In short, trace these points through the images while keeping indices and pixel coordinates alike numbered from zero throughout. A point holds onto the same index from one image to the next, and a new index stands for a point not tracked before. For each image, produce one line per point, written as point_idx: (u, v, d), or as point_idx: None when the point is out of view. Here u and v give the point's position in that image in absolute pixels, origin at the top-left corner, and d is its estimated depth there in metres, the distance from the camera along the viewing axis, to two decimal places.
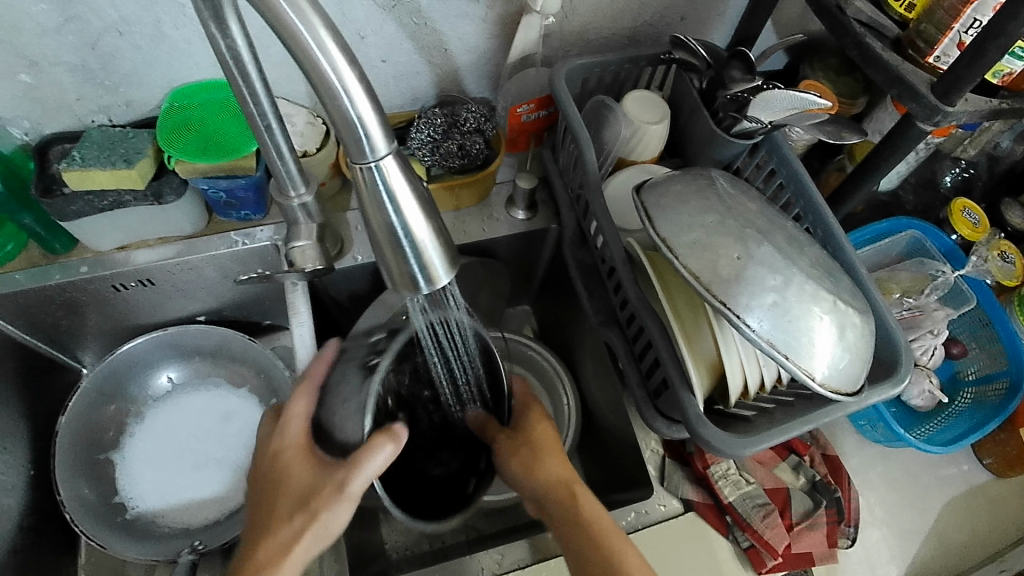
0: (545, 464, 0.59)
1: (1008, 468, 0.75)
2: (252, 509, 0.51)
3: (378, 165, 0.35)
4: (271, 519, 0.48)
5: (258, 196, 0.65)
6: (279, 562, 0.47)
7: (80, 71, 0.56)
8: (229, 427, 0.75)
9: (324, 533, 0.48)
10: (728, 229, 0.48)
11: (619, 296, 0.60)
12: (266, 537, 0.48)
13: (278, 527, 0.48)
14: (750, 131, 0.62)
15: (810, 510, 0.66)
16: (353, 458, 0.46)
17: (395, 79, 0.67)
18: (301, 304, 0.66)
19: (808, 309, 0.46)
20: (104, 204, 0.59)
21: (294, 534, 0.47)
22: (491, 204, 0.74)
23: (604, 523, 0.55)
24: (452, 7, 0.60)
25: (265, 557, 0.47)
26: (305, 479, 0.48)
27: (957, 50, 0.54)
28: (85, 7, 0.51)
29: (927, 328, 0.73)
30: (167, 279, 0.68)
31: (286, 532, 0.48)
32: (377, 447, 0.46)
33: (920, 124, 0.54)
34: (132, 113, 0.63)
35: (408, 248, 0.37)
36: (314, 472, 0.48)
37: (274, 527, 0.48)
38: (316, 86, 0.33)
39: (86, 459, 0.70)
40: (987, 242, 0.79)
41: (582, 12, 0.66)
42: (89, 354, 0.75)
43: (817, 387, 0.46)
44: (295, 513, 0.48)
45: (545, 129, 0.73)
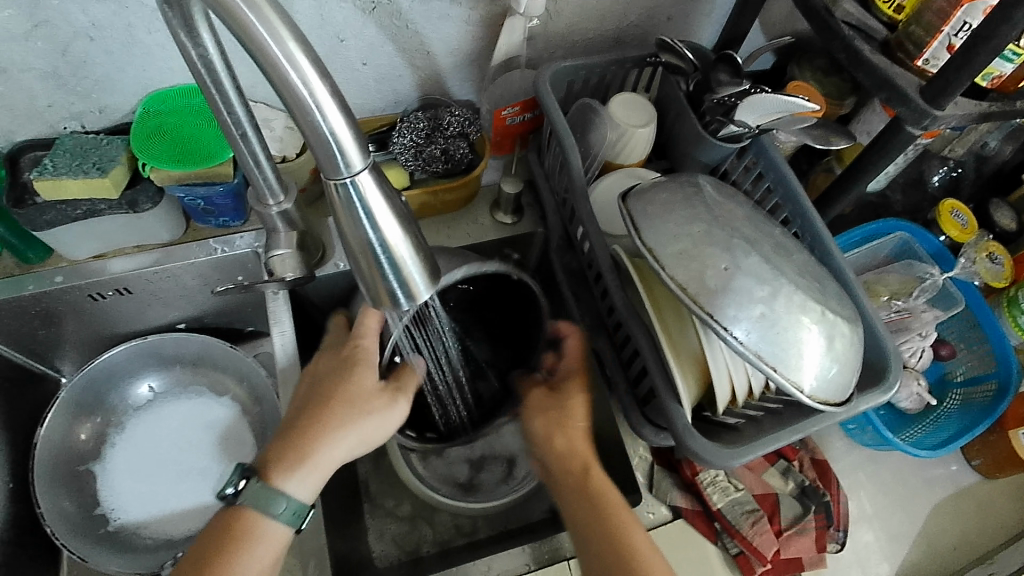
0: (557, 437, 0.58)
1: (996, 469, 0.75)
2: (310, 396, 0.53)
3: (354, 180, 0.34)
4: (322, 404, 0.52)
5: (237, 203, 0.64)
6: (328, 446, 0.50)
7: (51, 77, 0.55)
8: (211, 436, 0.73)
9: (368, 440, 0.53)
10: (715, 239, 0.47)
11: (607, 301, 0.58)
12: (320, 419, 0.51)
13: (311, 460, 0.50)
14: (737, 135, 0.61)
15: (799, 515, 0.66)
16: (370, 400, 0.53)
17: (376, 83, 0.65)
18: (283, 312, 0.65)
19: (796, 320, 0.46)
20: (78, 213, 0.57)
21: (332, 398, 0.52)
22: (476, 208, 0.73)
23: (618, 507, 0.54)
24: (433, 9, 0.59)
25: (308, 446, 0.50)
26: (351, 379, 0.53)
27: (947, 53, 0.52)
28: (53, 12, 0.49)
29: (915, 331, 0.72)
30: (144, 288, 0.67)
31: (318, 461, 0.50)
32: (412, 377, 0.57)
33: (909, 127, 0.53)
34: (105, 119, 0.61)
35: (388, 264, 0.37)
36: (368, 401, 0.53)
37: (312, 463, 0.50)
38: (286, 99, 0.32)
39: (65, 471, 0.68)
40: (976, 243, 0.79)
41: (567, 14, 0.65)
42: (68, 363, 0.74)
43: (805, 399, 0.46)
44: (342, 445, 0.51)
45: (530, 132, 0.72)
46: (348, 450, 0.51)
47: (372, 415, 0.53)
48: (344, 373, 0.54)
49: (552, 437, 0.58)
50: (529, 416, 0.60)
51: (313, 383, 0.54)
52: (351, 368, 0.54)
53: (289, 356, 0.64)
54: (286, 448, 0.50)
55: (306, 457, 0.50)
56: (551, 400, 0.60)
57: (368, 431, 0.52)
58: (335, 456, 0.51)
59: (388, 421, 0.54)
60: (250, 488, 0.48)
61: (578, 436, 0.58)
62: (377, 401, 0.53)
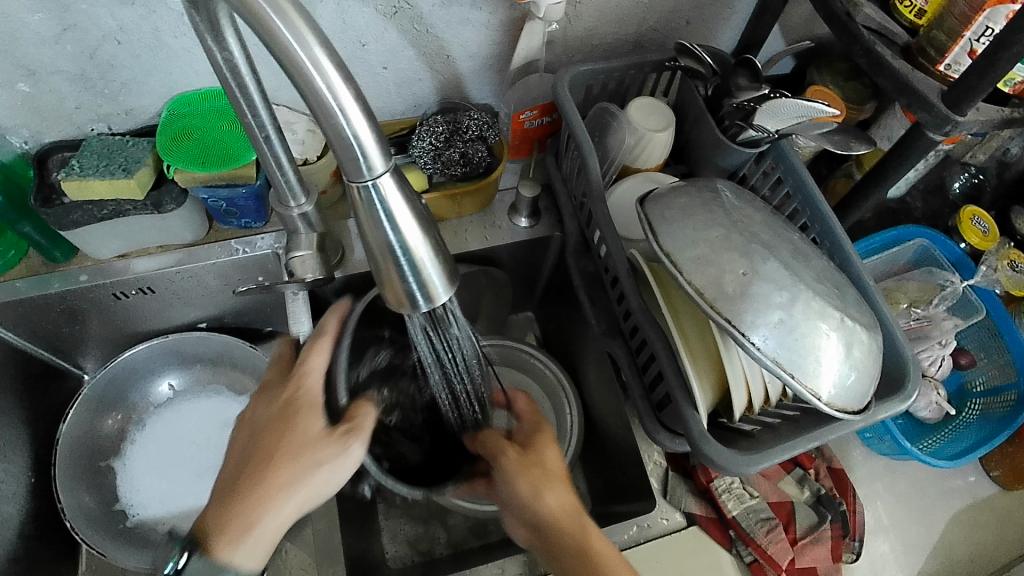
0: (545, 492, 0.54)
1: (1015, 480, 0.74)
2: (249, 456, 0.49)
3: (375, 183, 0.35)
4: (261, 463, 0.47)
5: (259, 205, 0.65)
6: (270, 511, 0.46)
7: (79, 79, 0.56)
8: (229, 435, 0.74)
9: (318, 496, 0.48)
10: (733, 244, 0.47)
11: (624, 306, 0.58)
12: (258, 482, 0.46)
13: (256, 530, 0.45)
14: (756, 139, 0.62)
15: (815, 524, 0.66)
16: (315, 452, 0.48)
17: (396, 86, 0.66)
18: (303, 313, 0.66)
19: (814, 326, 0.45)
20: (104, 214, 0.59)
21: (271, 455, 0.48)
22: (493, 211, 0.74)
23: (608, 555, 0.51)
24: (453, 14, 0.59)
25: (250, 511, 0.45)
26: (291, 430, 0.49)
27: (968, 58, 0.52)
28: (82, 16, 0.51)
29: (934, 339, 0.72)
30: (167, 287, 0.68)
31: (262, 526, 0.46)
32: (364, 417, 0.52)
33: (930, 133, 0.53)
34: (131, 122, 0.62)
35: (408, 266, 0.37)
36: (313, 451, 0.48)
37: (253, 531, 0.45)
38: (310, 102, 0.32)
39: (86, 466, 0.70)
40: (996, 251, 0.77)
41: (586, 18, 0.65)
42: (91, 361, 0.75)
43: (822, 406, 0.45)
44: (288, 505, 0.46)
45: (548, 136, 0.72)
46: (293, 512, 0.47)
47: (318, 466, 0.48)
48: (283, 425, 0.49)
49: (560, 497, 0.54)
50: (508, 479, 0.55)
51: (251, 438, 0.50)
52: (292, 418, 0.50)
53: None
54: (222, 520, 0.45)
55: (249, 525, 0.45)
56: (539, 456, 0.57)
57: (315, 487, 0.48)
58: (282, 518, 0.46)
59: (339, 471, 0.49)
60: (193, 564, 0.44)
61: (562, 488, 0.55)
62: (323, 451, 0.49)
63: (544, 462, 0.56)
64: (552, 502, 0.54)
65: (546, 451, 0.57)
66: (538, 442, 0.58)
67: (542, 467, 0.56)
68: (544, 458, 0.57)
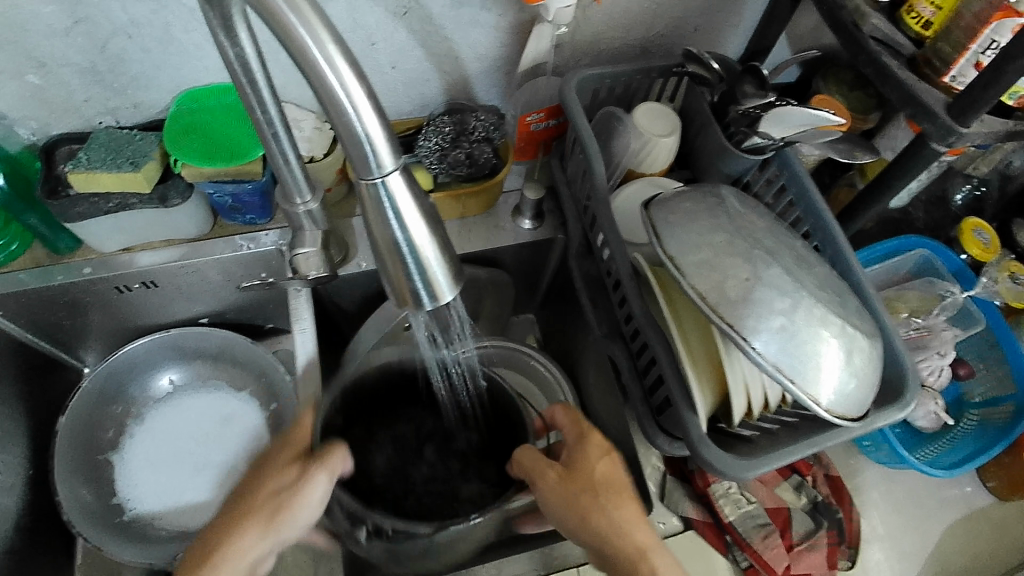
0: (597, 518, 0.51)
1: (1011, 492, 0.74)
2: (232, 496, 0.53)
3: (384, 180, 0.35)
4: (237, 501, 0.52)
5: (264, 201, 0.65)
6: (232, 544, 0.49)
7: (88, 72, 0.56)
8: (228, 432, 0.74)
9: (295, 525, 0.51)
10: (736, 249, 0.48)
11: (625, 309, 0.58)
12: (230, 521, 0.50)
13: (214, 558, 0.49)
14: (761, 146, 0.62)
15: (811, 531, 0.66)
16: (283, 487, 0.52)
17: (404, 86, 0.66)
18: (304, 310, 0.66)
19: (815, 332, 0.46)
20: (109, 207, 0.59)
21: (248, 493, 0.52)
22: (497, 213, 0.74)
23: None
24: (463, 15, 0.59)
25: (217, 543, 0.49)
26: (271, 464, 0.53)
27: (974, 70, 0.53)
28: (94, 9, 0.51)
29: (933, 349, 0.72)
30: (170, 281, 0.68)
31: (226, 556, 0.49)
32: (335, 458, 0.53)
33: (934, 144, 0.54)
34: (139, 115, 0.62)
35: (413, 264, 0.37)
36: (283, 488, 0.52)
37: (211, 562, 0.49)
38: (322, 99, 0.32)
39: (84, 459, 0.69)
40: (998, 263, 0.78)
41: (594, 23, 0.65)
42: (91, 354, 0.75)
43: (822, 413, 0.45)
44: (250, 538, 0.49)
45: (554, 139, 0.72)
46: (258, 545, 0.50)
47: (284, 500, 0.51)
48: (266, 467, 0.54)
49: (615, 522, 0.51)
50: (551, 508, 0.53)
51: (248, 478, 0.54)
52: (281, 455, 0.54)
53: (309, 354, 0.65)
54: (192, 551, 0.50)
55: (213, 557, 0.49)
56: (586, 477, 0.53)
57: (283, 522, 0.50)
58: (246, 550, 0.49)
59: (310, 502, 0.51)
60: None
61: (625, 509, 0.52)
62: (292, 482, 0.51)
63: (592, 483, 0.53)
64: (608, 526, 0.51)
65: (592, 471, 0.54)
66: (584, 461, 0.54)
67: (589, 489, 0.53)
68: (590, 480, 0.53)
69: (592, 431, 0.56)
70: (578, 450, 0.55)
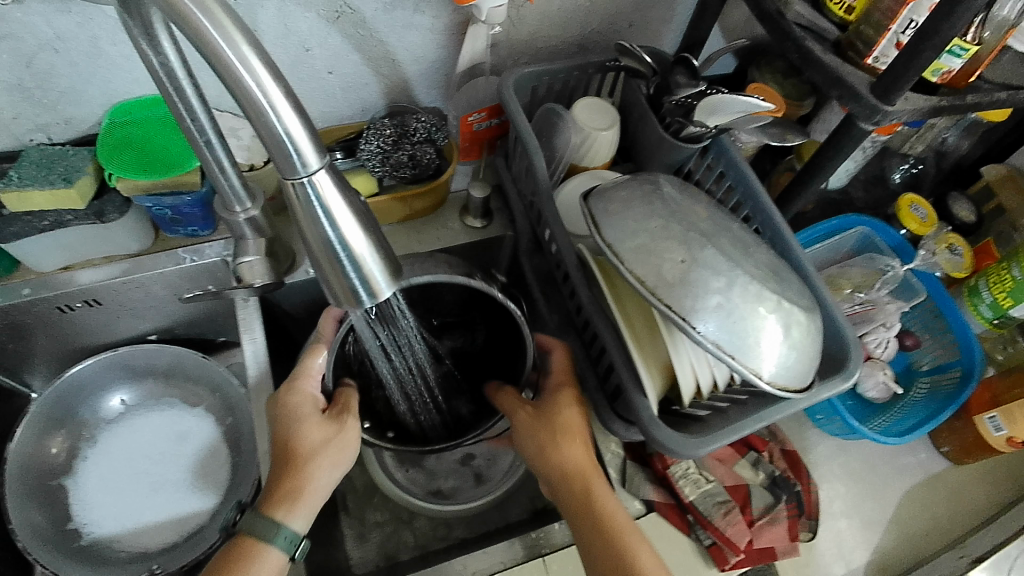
0: (556, 447, 0.58)
1: (964, 455, 0.76)
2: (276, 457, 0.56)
3: (311, 180, 0.35)
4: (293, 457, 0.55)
5: (206, 212, 0.64)
6: (311, 482, 0.54)
7: (16, 89, 0.55)
8: (186, 447, 0.73)
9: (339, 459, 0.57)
10: (672, 233, 0.49)
11: (575, 301, 0.59)
12: (297, 464, 0.54)
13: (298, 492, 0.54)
14: (698, 135, 0.63)
15: (771, 504, 0.67)
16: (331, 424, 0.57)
17: (343, 91, 0.66)
18: (256, 323, 0.65)
19: (752, 309, 0.47)
20: (44, 225, 0.58)
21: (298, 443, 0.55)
22: (446, 213, 0.74)
23: (626, 527, 0.55)
24: (398, 18, 0.60)
25: (297, 486, 0.54)
26: (299, 425, 0.56)
27: (894, 50, 0.55)
28: (17, 25, 0.50)
29: (879, 321, 0.75)
30: (114, 298, 0.67)
31: (306, 497, 0.54)
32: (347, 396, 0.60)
33: (862, 123, 0.56)
34: (72, 131, 0.61)
35: (348, 262, 0.38)
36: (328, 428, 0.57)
37: (295, 497, 0.54)
38: (240, 101, 0.32)
39: (36, 486, 0.68)
40: (935, 235, 0.81)
41: (529, 21, 0.66)
42: (38, 378, 0.73)
43: (765, 386, 0.47)
44: (322, 476, 0.55)
45: (497, 138, 0.73)
46: (325, 483, 0.55)
47: (333, 441, 0.56)
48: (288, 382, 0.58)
49: (551, 452, 0.58)
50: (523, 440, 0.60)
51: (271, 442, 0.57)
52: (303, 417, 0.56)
53: (261, 364, 0.64)
54: (275, 497, 0.53)
55: (294, 496, 0.54)
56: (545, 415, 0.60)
57: (338, 462, 0.56)
58: (317, 485, 0.55)
59: (345, 444, 0.57)
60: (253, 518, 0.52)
61: (580, 445, 0.58)
62: (337, 436, 0.57)
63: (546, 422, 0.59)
64: (569, 459, 0.57)
65: (546, 411, 0.60)
66: (558, 405, 0.60)
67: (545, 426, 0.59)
68: (545, 417, 0.59)
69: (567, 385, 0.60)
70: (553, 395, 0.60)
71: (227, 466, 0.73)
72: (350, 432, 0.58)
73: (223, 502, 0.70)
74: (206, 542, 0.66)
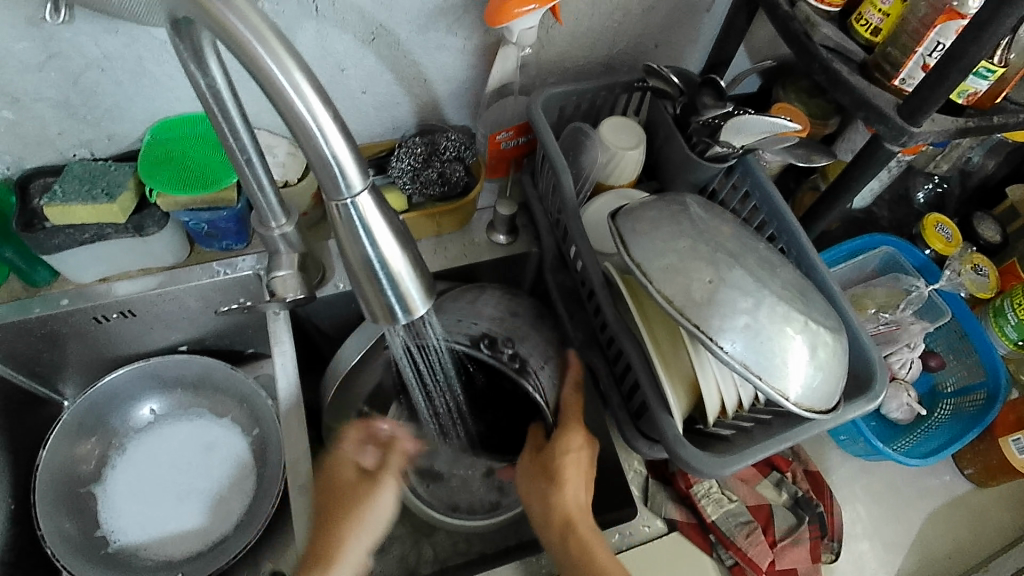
0: (547, 491, 0.60)
1: (989, 478, 0.76)
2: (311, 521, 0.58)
3: (354, 201, 0.36)
4: (327, 519, 0.58)
5: (240, 227, 0.66)
6: (347, 542, 0.57)
7: (62, 106, 0.57)
8: (212, 458, 0.74)
9: (378, 521, 0.60)
10: (700, 253, 0.49)
11: (601, 319, 0.60)
12: (331, 525, 0.57)
13: (335, 549, 0.56)
14: (722, 154, 0.64)
15: (793, 526, 0.67)
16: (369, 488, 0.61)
17: (375, 110, 0.68)
18: (284, 333, 0.67)
19: (779, 329, 0.47)
20: (84, 238, 0.59)
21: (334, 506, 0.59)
22: (472, 229, 0.75)
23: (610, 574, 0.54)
24: (430, 40, 0.61)
25: (332, 546, 0.56)
26: (338, 488, 0.60)
27: (921, 72, 0.55)
28: (66, 45, 0.52)
29: (903, 342, 0.74)
30: (148, 310, 0.68)
31: (338, 556, 0.56)
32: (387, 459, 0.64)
33: (888, 144, 0.56)
34: (113, 147, 0.63)
35: (385, 280, 0.38)
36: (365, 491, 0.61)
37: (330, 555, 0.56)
38: (290, 124, 0.34)
39: (66, 493, 0.69)
40: (960, 256, 0.81)
41: (558, 42, 0.67)
42: (71, 386, 0.75)
43: (791, 407, 0.47)
44: (356, 533, 0.58)
45: (524, 156, 0.74)
46: (360, 544, 0.58)
47: (369, 502, 0.60)
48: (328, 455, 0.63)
49: (546, 498, 0.60)
50: (522, 481, 0.63)
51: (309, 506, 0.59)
52: (341, 482, 0.60)
53: (290, 376, 0.65)
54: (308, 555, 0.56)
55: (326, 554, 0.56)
56: (545, 459, 0.62)
57: (374, 521, 0.60)
58: (354, 545, 0.57)
59: (381, 508, 0.61)
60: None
61: (568, 492, 0.59)
62: (371, 496, 0.61)
63: (545, 465, 0.61)
64: (555, 502, 0.59)
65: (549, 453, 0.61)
66: (561, 445, 0.61)
67: (542, 472, 0.61)
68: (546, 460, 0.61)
69: (572, 428, 0.61)
70: (557, 439, 0.61)
71: (251, 476, 0.74)
72: (384, 493, 0.61)
73: (247, 513, 0.71)
74: (229, 553, 0.67)
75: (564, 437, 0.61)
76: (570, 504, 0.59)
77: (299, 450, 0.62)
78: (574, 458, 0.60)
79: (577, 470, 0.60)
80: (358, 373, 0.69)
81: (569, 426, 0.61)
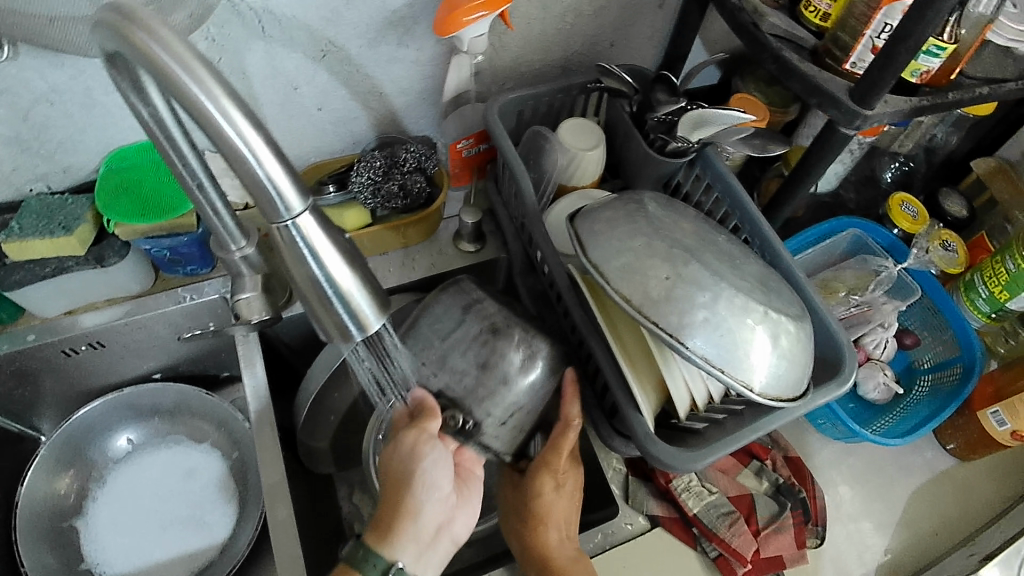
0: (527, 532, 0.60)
1: (970, 451, 0.76)
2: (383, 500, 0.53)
3: (294, 222, 0.36)
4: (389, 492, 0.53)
5: (203, 250, 0.65)
6: (408, 505, 0.51)
7: (14, 141, 0.57)
8: (192, 484, 0.74)
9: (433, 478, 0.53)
10: (656, 250, 0.49)
11: (569, 323, 0.59)
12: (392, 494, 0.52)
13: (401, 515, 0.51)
14: (682, 149, 0.64)
15: (776, 513, 0.67)
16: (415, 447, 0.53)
17: (333, 126, 0.68)
18: (257, 356, 0.66)
19: (739, 320, 0.48)
20: (47, 271, 0.59)
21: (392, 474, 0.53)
22: (439, 239, 0.76)
23: None
24: (383, 53, 0.61)
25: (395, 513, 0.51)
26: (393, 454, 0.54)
27: (871, 54, 0.56)
28: (12, 80, 0.51)
29: (876, 322, 0.76)
30: (117, 340, 0.68)
31: (399, 524, 0.51)
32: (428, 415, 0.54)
33: (842, 128, 0.56)
34: (70, 179, 0.63)
35: (335, 297, 0.38)
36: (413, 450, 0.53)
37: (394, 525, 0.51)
38: (224, 151, 0.34)
39: (49, 529, 0.69)
40: (928, 232, 0.82)
41: (511, 48, 0.68)
42: (47, 421, 0.74)
43: (756, 397, 0.47)
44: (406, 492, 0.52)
45: (487, 162, 0.74)
46: (424, 506, 0.52)
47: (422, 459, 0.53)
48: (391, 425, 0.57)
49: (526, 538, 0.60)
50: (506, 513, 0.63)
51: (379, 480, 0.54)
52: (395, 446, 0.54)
53: (262, 397, 0.65)
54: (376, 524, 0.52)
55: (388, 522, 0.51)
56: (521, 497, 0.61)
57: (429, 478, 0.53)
58: (417, 509, 0.52)
59: (434, 465, 0.53)
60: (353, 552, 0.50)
61: (547, 535, 0.59)
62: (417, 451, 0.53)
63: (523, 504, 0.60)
64: (534, 543, 0.59)
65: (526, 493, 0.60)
66: (536, 488, 0.59)
67: (519, 513, 0.61)
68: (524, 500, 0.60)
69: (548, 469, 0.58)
70: (534, 481, 0.59)
71: (234, 499, 0.73)
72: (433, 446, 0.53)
73: (232, 536, 0.71)
74: None
75: (539, 478, 0.58)
76: (550, 546, 0.58)
77: (277, 471, 0.61)
78: (550, 500, 0.59)
79: (555, 508, 0.59)
80: (334, 390, 0.69)
81: (547, 466, 0.58)
